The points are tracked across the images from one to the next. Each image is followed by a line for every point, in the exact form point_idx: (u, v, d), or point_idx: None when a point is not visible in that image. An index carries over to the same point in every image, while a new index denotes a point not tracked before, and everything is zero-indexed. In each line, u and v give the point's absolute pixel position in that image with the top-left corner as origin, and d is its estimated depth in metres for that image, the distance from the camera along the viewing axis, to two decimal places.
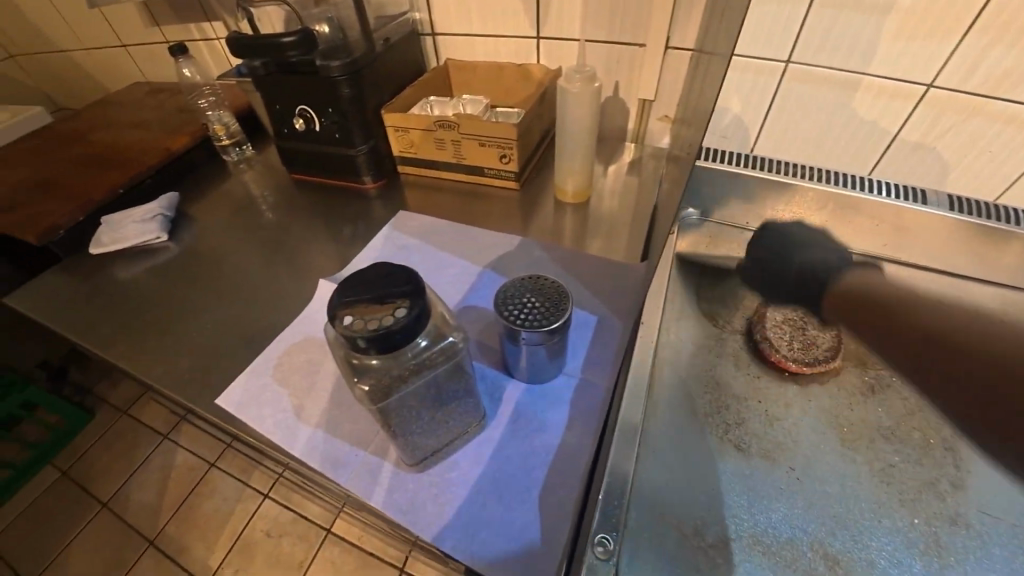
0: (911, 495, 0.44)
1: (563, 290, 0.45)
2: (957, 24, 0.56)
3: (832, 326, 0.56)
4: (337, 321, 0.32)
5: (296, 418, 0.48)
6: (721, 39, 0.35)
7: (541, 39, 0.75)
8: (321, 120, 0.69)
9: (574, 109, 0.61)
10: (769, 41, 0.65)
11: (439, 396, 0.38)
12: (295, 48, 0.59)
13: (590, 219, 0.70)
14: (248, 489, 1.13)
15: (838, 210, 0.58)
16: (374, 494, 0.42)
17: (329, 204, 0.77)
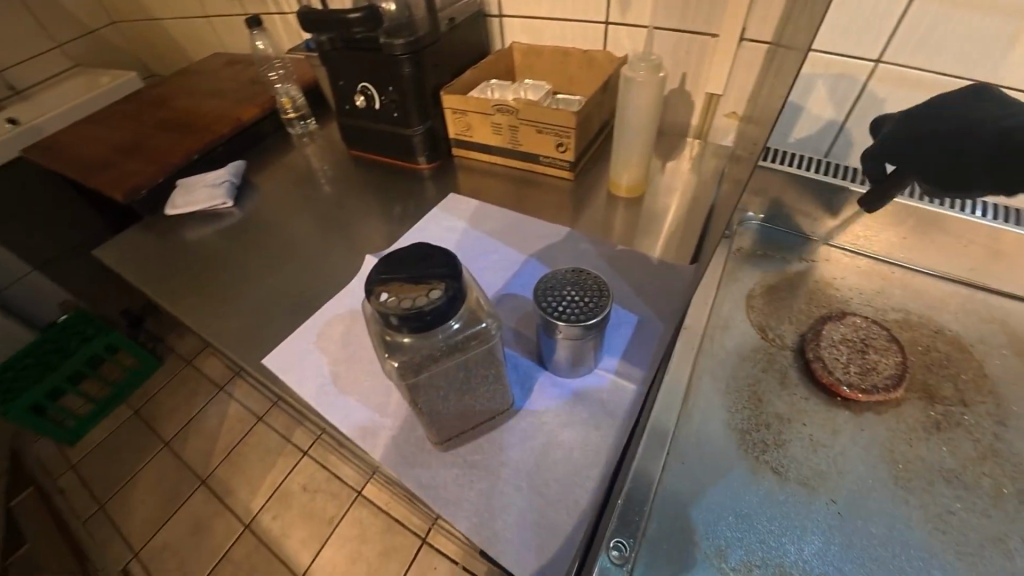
0: (970, 549, 0.40)
1: (605, 286, 0.43)
2: None
3: (900, 352, 0.51)
4: (373, 297, 0.32)
5: (334, 386, 0.50)
6: (801, 31, 0.32)
7: (608, 25, 0.72)
8: (381, 98, 0.70)
9: (635, 101, 0.58)
10: (863, 37, 0.59)
11: (467, 380, 0.38)
12: (361, 24, 0.60)
13: (643, 215, 0.67)
14: (290, 445, 1.20)
15: (918, 228, 0.56)
16: (399, 467, 0.43)
17: (382, 182, 0.78)
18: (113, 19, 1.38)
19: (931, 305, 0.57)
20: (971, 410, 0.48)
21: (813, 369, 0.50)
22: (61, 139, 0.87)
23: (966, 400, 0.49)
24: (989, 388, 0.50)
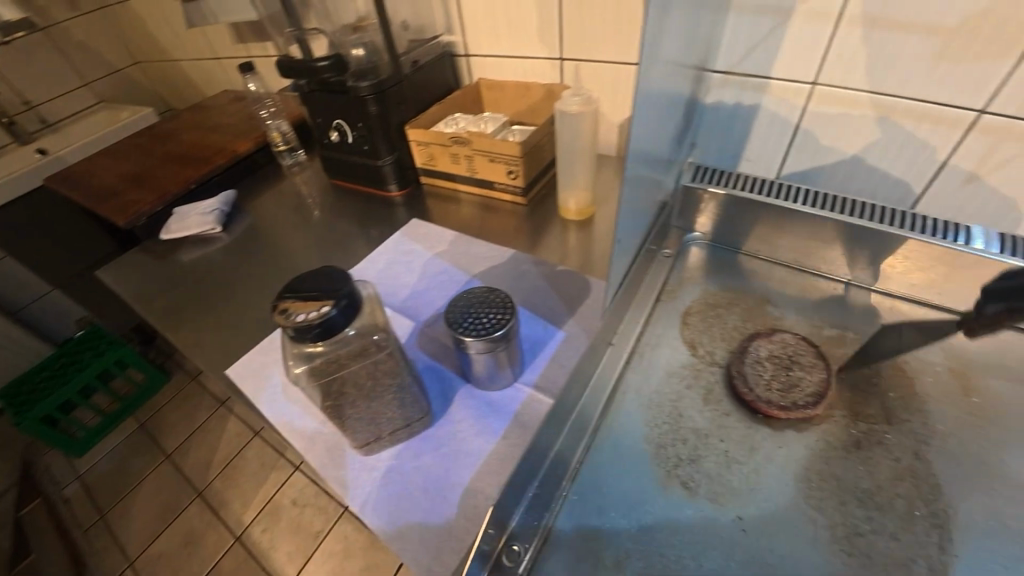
0: (874, 571, 0.40)
1: (512, 303, 0.47)
2: (1014, 42, 0.50)
3: (824, 369, 0.52)
4: (277, 311, 0.36)
5: (281, 394, 0.54)
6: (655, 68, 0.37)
7: (564, 61, 0.76)
8: (352, 133, 0.76)
9: (574, 132, 0.63)
10: (796, 63, 0.62)
11: (374, 386, 0.42)
12: (330, 71, 0.67)
13: (591, 237, 0.70)
14: (283, 460, 1.25)
15: (856, 242, 0.58)
16: (327, 468, 0.47)
17: (357, 208, 0.84)
18: (137, 60, 1.53)
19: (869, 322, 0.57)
20: (895, 428, 0.48)
21: (736, 386, 0.51)
22: (78, 171, 0.97)
23: (891, 418, 0.49)
24: (918, 406, 0.50)
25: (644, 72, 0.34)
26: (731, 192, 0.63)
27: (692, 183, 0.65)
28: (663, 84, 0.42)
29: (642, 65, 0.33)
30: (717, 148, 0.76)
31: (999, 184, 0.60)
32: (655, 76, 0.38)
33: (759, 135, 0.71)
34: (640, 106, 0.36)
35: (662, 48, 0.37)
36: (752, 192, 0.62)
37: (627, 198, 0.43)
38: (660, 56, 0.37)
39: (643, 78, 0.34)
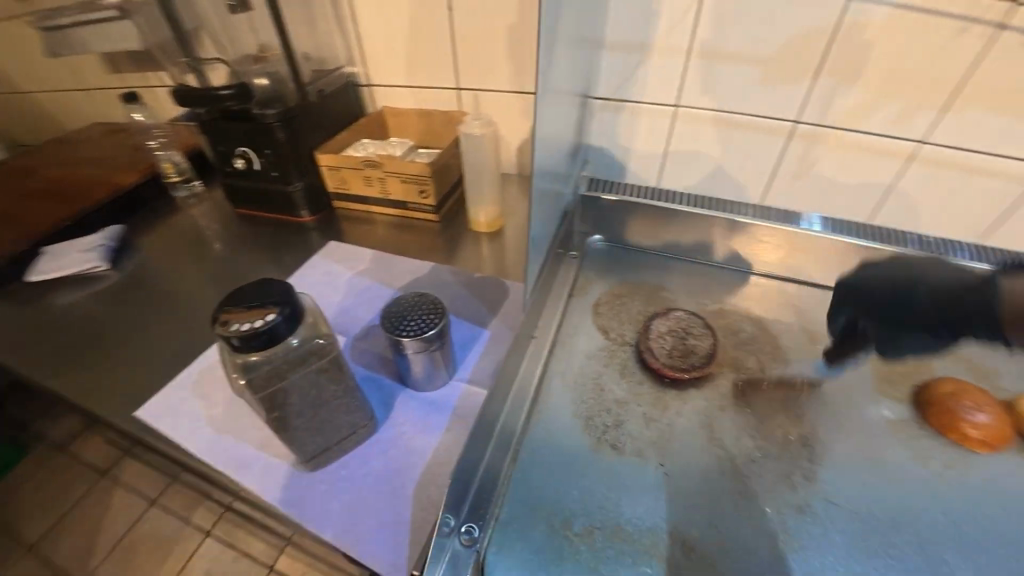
0: (766, 487, 0.49)
1: (442, 304, 0.50)
2: (808, 69, 0.67)
3: (712, 335, 0.62)
4: (216, 323, 0.36)
5: (207, 427, 0.51)
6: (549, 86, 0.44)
7: (463, 90, 0.83)
8: (259, 160, 0.75)
9: (481, 150, 0.69)
10: (658, 90, 0.75)
11: (320, 395, 0.42)
12: (233, 99, 0.67)
13: (503, 246, 0.76)
14: (189, 528, 1.12)
15: (723, 231, 0.71)
16: (270, 491, 0.45)
17: (267, 237, 0.82)
18: None
19: (738, 296, 0.70)
20: (767, 375, 0.59)
21: (645, 359, 0.59)
22: None
23: (764, 367, 0.60)
24: (781, 356, 0.62)
25: (538, 100, 0.41)
26: (623, 198, 0.72)
27: (589, 193, 0.73)
28: (553, 110, 0.49)
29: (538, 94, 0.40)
30: (603, 165, 0.87)
31: (814, 179, 0.77)
32: (549, 98, 0.45)
33: (636, 150, 0.83)
34: (542, 118, 0.44)
35: (551, 78, 0.45)
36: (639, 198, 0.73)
37: (536, 200, 0.50)
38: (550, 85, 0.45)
39: (540, 99, 0.41)
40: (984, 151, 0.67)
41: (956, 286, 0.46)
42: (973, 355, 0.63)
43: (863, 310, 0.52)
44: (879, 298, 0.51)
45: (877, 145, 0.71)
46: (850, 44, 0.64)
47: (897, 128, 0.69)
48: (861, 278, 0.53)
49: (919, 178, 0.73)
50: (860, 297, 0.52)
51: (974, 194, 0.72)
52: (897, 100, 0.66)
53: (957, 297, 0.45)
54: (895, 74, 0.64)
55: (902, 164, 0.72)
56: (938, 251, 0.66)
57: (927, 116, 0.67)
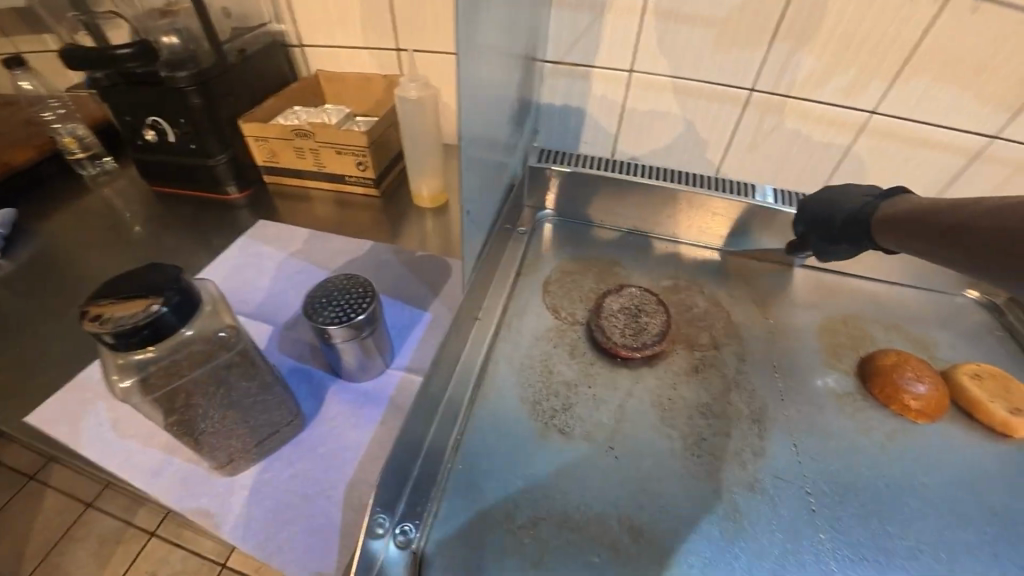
0: (717, 466, 0.48)
1: (372, 285, 0.46)
2: (764, 34, 0.64)
3: (665, 312, 0.60)
4: (85, 317, 0.30)
5: (112, 431, 0.46)
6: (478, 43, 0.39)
7: (403, 53, 0.76)
8: (174, 131, 0.68)
9: (419, 118, 0.65)
10: (612, 53, 0.71)
11: (230, 397, 0.37)
12: (133, 59, 0.59)
13: (448, 222, 0.72)
14: (131, 529, 1.06)
15: (676, 203, 0.69)
16: (181, 500, 0.41)
17: (190, 216, 0.74)
18: None
19: (691, 271, 0.68)
20: (720, 350, 0.58)
21: (596, 338, 0.57)
22: None
23: (715, 343, 0.59)
24: (733, 331, 0.61)
25: (463, 63, 0.36)
26: (572, 168, 0.69)
27: (538, 163, 0.70)
28: (485, 75, 0.45)
29: (460, 57, 0.35)
30: (557, 135, 0.83)
31: (768, 150, 0.76)
32: (478, 59, 0.40)
33: (590, 118, 0.79)
34: (468, 79, 0.39)
35: (479, 34, 0.40)
36: (590, 167, 0.70)
37: (471, 173, 0.47)
38: (478, 44, 0.40)
39: (463, 63, 0.37)
40: (931, 121, 0.67)
41: (854, 206, 0.52)
42: (915, 326, 0.64)
43: (810, 227, 0.58)
44: (815, 214, 0.57)
45: (830, 116, 0.70)
46: (805, 8, 0.61)
47: (849, 98, 0.67)
48: (803, 206, 0.60)
49: (870, 150, 0.72)
50: (810, 217, 0.58)
51: (923, 166, 0.72)
52: (849, 69, 0.65)
53: (854, 217, 0.51)
54: (849, 40, 0.63)
55: (854, 133, 0.71)
56: None
57: (881, 84, 0.65)
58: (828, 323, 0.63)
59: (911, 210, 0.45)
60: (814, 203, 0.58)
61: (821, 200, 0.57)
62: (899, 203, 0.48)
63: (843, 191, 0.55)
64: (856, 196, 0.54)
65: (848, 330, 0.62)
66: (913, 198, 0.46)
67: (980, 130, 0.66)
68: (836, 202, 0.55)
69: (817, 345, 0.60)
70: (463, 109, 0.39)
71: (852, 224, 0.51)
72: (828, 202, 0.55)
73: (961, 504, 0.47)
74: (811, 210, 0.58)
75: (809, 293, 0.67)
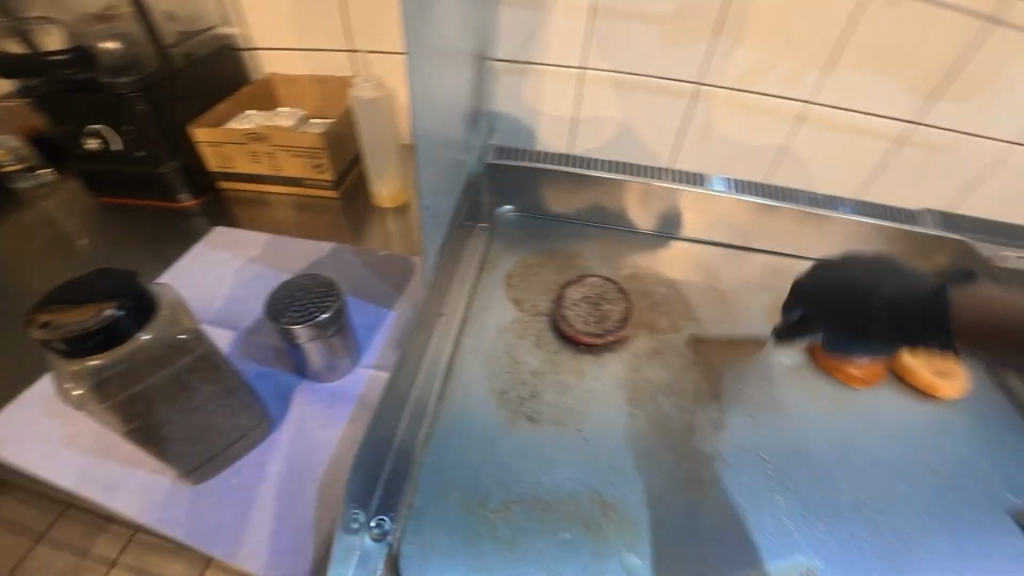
0: (679, 439, 0.50)
1: (335, 283, 0.46)
2: (705, 30, 0.68)
3: (625, 299, 0.62)
4: (31, 324, 0.29)
5: (66, 449, 0.44)
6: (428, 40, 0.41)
7: (356, 54, 0.76)
8: (119, 139, 0.65)
9: (377, 117, 0.66)
10: (563, 51, 0.73)
11: (191, 400, 0.37)
12: (70, 66, 0.58)
13: (410, 221, 0.72)
14: (89, 561, 1.00)
15: (632, 194, 0.72)
16: (146, 512, 0.40)
17: (140, 226, 0.72)
18: None
19: (649, 260, 0.71)
20: (678, 332, 0.61)
21: (560, 327, 0.58)
22: None
23: (673, 326, 0.62)
24: (690, 315, 0.63)
25: (415, 62, 0.37)
26: (531, 163, 0.71)
27: (496, 160, 0.71)
28: (439, 73, 0.46)
29: (409, 53, 0.36)
30: (515, 134, 0.84)
31: (716, 141, 0.80)
32: (429, 55, 0.41)
33: (546, 116, 0.81)
34: (421, 75, 0.39)
35: (429, 32, 0.41)
36: (548, 163, 0.72)
37: (428, 172, 0.48)
38: (428, 41, 0.41)
39: (414, 60, 0.38)
40: (859, 110, 0.72)
41: (899, 290, 0.52)
42: None
43: (819, 306, 0.58)
44: (836, 297, 0.56)
45: (771, 107, 0.74)
46: (742, 6, 0.65)
47: (787, 89, 0.72)
48: (813, 284, 0.59)
49: (807, 139, 0.77)
50: (819, 300, 0.57)
51: (856, 152, 0.77)
52: (783, 62, 0.69)
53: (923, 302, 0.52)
54: (783, 35, 0.67)
55: (793, 122, 0.75)
56: (826, 206, 0.71)
57: (814, 75, 0.70)
58: (778, 302, 0.67)
59: (984, 316, 0.49)
60: (831, 286, 0.57)
61: (846, 280, 0.56)
62: (971, 295, 0.50)
63: (869, 273, 0.55)
64: (904, 278, 0.54)
65: None
66: (996, 295, 0.49)
67: (903, 116, 0.72)
68: (866, 282, 0.55)
69: (767, 324, 0.64)
70: (418, 106, 0.40)
71: (920, 313, 0.52)
72: (859, 289, 0.55)
73: (898, 459, 0.51)
74: (826, 292, 0.57)
75: (758, 275, 0.71)
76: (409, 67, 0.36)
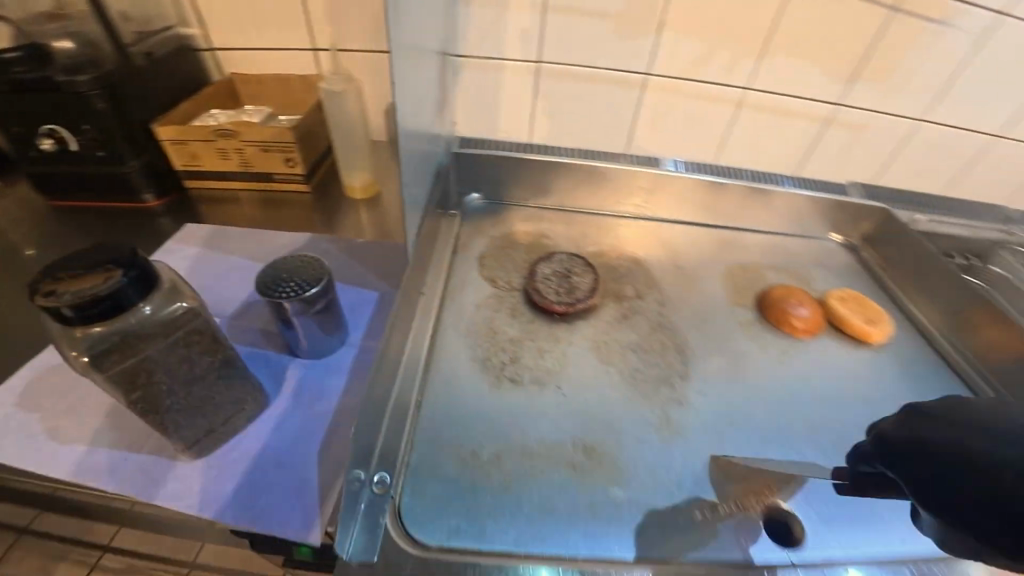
0: (649, 389, 0.55)
1: (323, 262, 0.48)
2: (651, 24, 0.74)
3: (593, 272, 0.66)
4: (36, 293, 0.29)
5: (49, 441, 0.43)
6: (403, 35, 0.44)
7: (319, 52, 0.78)
8: (76, 139, 0.64)
9: (347, 110, 0.68)
10: (522, 46, 0.77)
11: (193, 371, 0.38)
12: (22, 63, 0.58)
13: (382, 211, 0.75)
14: None
15: (593, 177, 0.77)
16: (144, 490, 0.40)
17: (102, 227, 0.70)
18: None
19: (612, 237, 0.76)
20: (642, 298, 0.66)
21: (534, 299, 0.62)
22: None
23: (638, 294, 0.67)
24: (652, 283, 0.69)
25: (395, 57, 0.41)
26: (497, 152, 0.75)
27: (463, 150, 0.75)
28: (410, 67, 0.49)
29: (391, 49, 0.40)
30: (479, 126, 0.88)
31: (666, 127, 0.87)
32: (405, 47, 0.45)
33: (507, 108, 0.85)
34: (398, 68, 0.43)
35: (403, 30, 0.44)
36: (513, 151, 0.76)
37: (404, 158, 0.51)
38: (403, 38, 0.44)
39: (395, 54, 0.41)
40: (789, 95, 0.81)
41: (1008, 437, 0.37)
42: (794, 264, 0.76)
43: None
44: None
45: (713, 93, 0.81)
46: (682, 1, 0.72)
47: (726, 77, 0.79)
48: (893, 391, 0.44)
49: (746, 122, 0.85)
50: None
51: (789, 133, 0.86)
52: (721, 53, 0.77)
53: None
54: (720, 27, 0.74)
55: (732, 107, 0.83)
56: (766, 181, 0.78)
57: (750, 63, 0.77)
58: (730, 269, 0.73)
59: None
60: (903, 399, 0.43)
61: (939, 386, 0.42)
62: None
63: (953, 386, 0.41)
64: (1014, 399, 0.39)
65: (743, 273, 0.73)
66: None
67: (827, 98, 0.81)
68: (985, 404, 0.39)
69: (721, 288, 0.70)
70: (397, 90, 0.43)
71: None
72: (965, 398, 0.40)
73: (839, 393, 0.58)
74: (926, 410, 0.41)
75: (709, 246, 0.77)
76: (391, 62, 0.40)
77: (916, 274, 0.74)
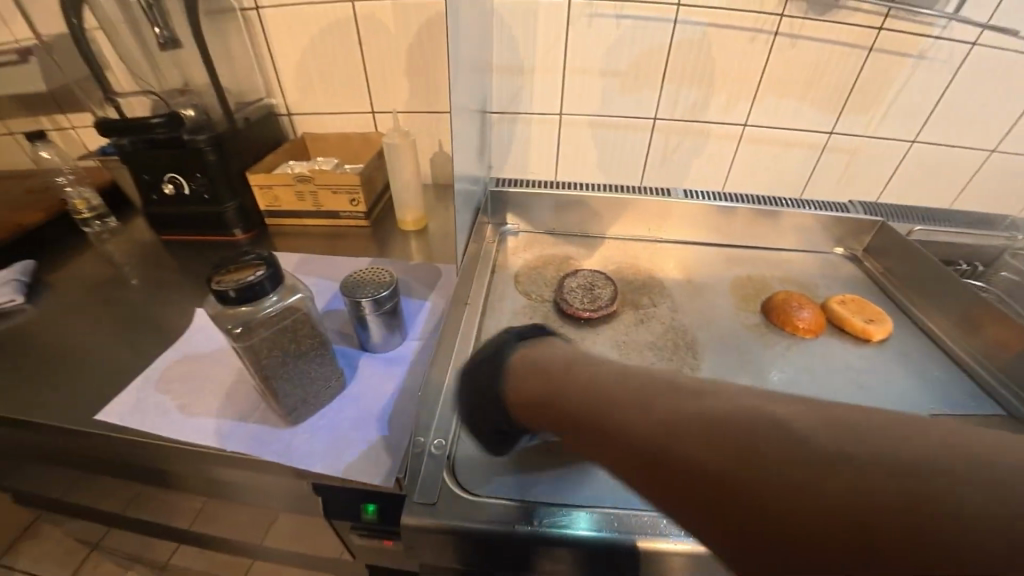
0: None
1: (390, 273, 0.60)
2: (656, 77, 0.86)
3: (613, 284, 0.76)
4: (210, 282, 0.42)
5: (177, 413, 0.55)
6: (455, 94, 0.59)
7: (377, 113, 0.94)
8: (190, 185, 0.80)
9: (401, 156, 0.81)
10: (545, 101, 0.91)
11: (299, 350, 0.50)
12: (162, 126, 0.72)
13: (429, 240, 0.88)
14: None
15: (611, 205, 0.88)
16: (253, 447, 0.50)
17: (201, 256, 0.84)
18: None
19: (630, 257, 0.86)
20: (657, 305, 0.75)
21: (562, 307, 0.72)
22: None
23: (653, 302, 0.76)
24: (667, 293, 0.78)
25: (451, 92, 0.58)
26: (525, 188, 0.88)
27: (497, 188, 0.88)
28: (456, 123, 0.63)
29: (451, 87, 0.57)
30: (509, 168, 1.01)
31: (676, 162, 0.98)
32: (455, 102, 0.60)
33: (534, 151, 0.98)
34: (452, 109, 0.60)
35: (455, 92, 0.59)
36: (540, 187, 0.88)
37: None
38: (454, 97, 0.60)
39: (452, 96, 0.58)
40: (785, 127, 0.91)
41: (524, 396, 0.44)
42: (800, 276, 0.84)
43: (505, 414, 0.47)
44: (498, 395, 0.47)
45: (715, 131, 0.93)
46: (682, 57, 0.84)
47: (726, 116, 0.90)
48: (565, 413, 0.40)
49: (748, 154, 0.96)
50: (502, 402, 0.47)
51: (789, 160, 0.96)
52: (718, 97, 0.88)
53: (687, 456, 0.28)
54: (715, 74, 0.85)
55: (733, 142, 0.94)
56: (770, 203, 0.87)
57: (745, 104, 0.89)
58: (738, 280, 0.82)
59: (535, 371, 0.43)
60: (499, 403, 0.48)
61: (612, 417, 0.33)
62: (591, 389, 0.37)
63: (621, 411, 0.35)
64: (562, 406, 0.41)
65: (751, 284, 0.81)
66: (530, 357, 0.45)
67: (818, 129, 0.91)
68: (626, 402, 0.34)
69: (730, 296, 0.78)
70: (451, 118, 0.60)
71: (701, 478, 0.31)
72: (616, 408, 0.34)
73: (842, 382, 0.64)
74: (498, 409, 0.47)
75: (720, 262, 0.86)
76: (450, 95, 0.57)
77: (929, 288, 0.78)
